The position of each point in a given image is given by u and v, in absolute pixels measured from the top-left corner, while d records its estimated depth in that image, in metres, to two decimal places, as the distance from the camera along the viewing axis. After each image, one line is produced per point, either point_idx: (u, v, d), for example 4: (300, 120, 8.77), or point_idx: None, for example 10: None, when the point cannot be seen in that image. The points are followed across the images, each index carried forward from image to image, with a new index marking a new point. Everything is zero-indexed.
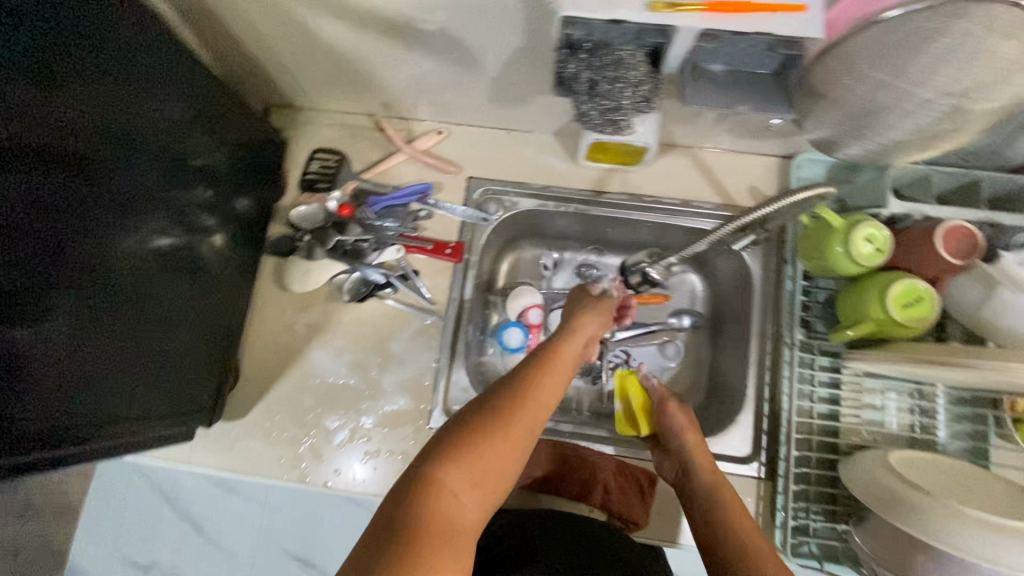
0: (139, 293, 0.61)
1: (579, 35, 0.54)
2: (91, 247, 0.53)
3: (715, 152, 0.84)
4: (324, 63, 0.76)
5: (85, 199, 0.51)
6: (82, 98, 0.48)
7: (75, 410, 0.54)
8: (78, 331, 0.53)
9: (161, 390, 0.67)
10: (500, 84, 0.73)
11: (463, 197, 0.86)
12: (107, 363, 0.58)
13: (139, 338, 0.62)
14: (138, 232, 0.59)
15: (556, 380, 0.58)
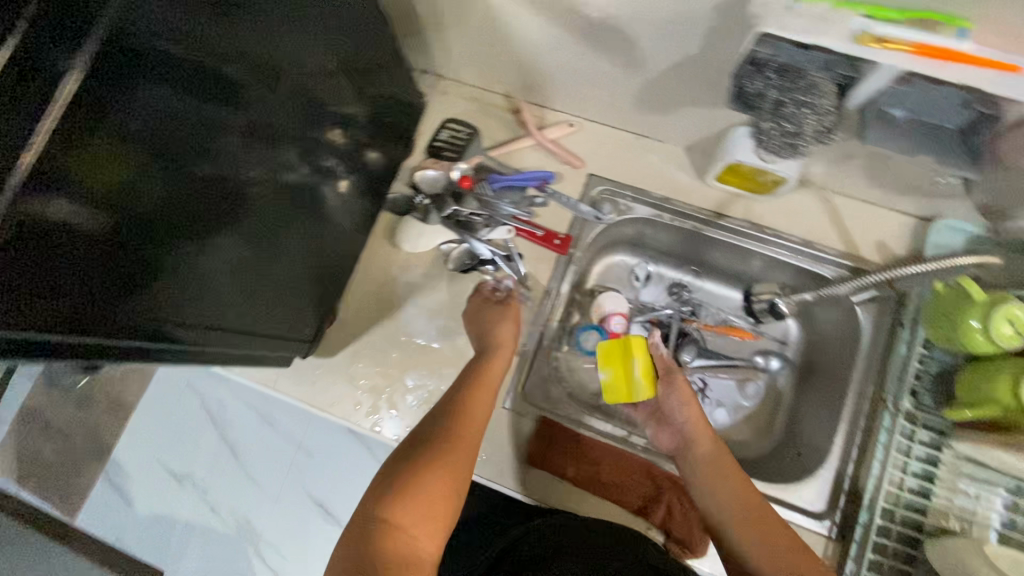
0: (265, 220, 0.61)
1: (767, 54, 0.53)
2: (242, 152, 0.52)
3: (848, 199, 0.81)
4: (483, 36, 0.78)
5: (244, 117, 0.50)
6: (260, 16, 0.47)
7: (190, 313, 0.53)
8: (216, 232, 0.52)
9: (265, 310, 0.67)
10: (653, 88, 0.73)
11: (581, 193, 0.86)
12: (227, 282, 0.57)
13: (259, 253, 0.61)
14: (277, 160, 0.59)
15: (472, 428, 0.68)
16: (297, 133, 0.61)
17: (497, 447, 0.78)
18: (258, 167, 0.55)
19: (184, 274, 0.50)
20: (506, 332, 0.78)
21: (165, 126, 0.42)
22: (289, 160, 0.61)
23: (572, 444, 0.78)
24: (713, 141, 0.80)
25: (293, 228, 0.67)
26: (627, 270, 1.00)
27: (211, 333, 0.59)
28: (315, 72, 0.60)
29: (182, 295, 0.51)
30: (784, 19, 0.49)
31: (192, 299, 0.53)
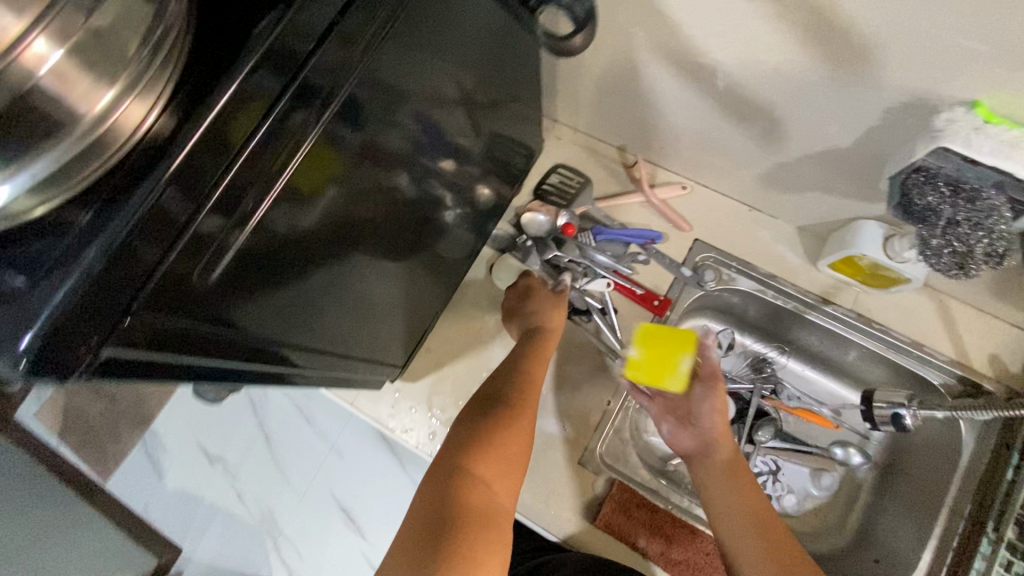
0: (388, 246, 0.62)
1: (936, 166, 0.52)
2: (385, 183, 0.53)
3: (964, 306, 0.79)
4: (616, 91, 0.78)
5: (386, 160, 0.51)
6: (409, 67, 0.48)
7: (321, 335, 0.55)
8: (352, 263, 0.53)
9: (368, 334, 0.69)
10: (784, 168, 0.73)
11: (684, 256, 0.86)
12: (350, 305, 0.59)
13: (377, 279, 0.63)
14: (405, 194, 0.60)
15: (530, 407, 0.67)
16: (425, 163, 0.62)
17: (570, 503, 0.77)
18: (393, 198, 0.57)
19: (322, 306, 0.52)
20: (555, 312, 0.79)
21: (343, 168, 0.43)
22: (416, 190, 0.63)
23: (646, 514, 0.75)
24: (831, 227, 0.79)
25: (406, 259, 0.69)
26: (710, 334, 0.97)
27: (325, 357, 0.60)
28: (448, 107, 0.61)
29: (316, 323, 0.53)
30: (971, 139, 0.48)
31: (321, 328, 0.54)
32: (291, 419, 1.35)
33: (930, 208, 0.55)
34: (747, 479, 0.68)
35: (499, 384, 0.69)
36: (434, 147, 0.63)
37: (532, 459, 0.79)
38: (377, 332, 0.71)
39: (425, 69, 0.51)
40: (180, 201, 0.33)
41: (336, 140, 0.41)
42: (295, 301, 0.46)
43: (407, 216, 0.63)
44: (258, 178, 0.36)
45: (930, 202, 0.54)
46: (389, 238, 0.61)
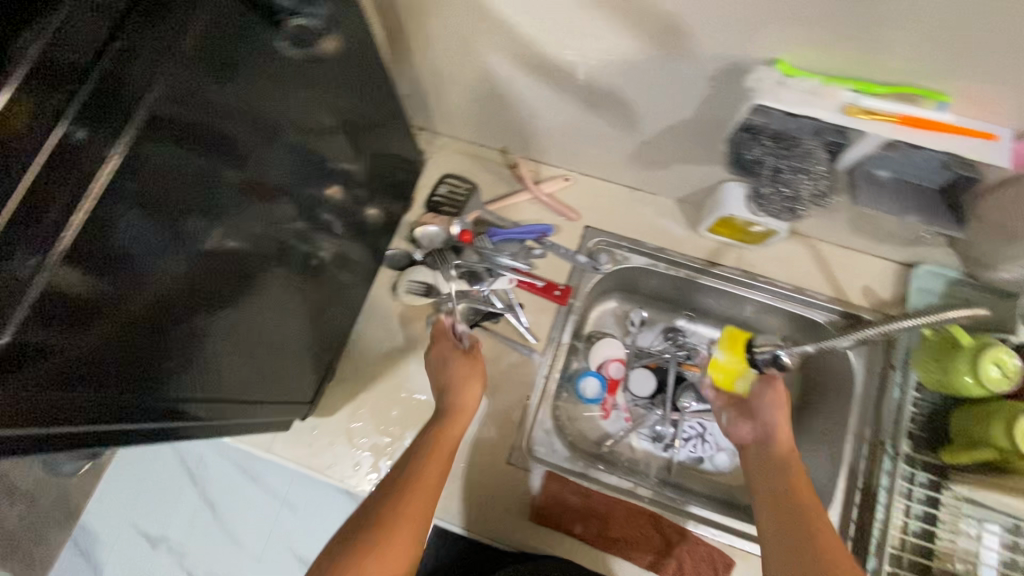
0: (270, 281, 0.58)
1: (761, 121, 0.56)
2: (254, 214, 0.51)
3: (833, 247, 0.85)
4: (481, 96, 0.80)
5: (255, 189, 0.49)
6: (274, 97, 0.48)
7: (198, 382, 0.50)
8: (228, 306, 0.50)
9: (268, 374, 0.65)
10: (646, 147, 0.77)
11: (578, 244, 0.88)
12: (234, 347, 0.54)
13: (268, 317, 0.60)
14: (288, 225, 0.58)
15: (425, 490, 0.61)
16: (303, 189, 0.60)
17: (503, 506, 0.77)
18: (268, 228, 0.54)
19: (199, 356, 0.49)
20: (469, 394, 0.72)
21: (187, 195, 0.40)
22: (297, 218, 0.61)
23: (580, 500, 0.77)
24: (703, 195, 0.84)
25: (299, 292, 0.67)
26: (623, 316, 1.03)
27: (220, 406, 0.57)
28: (319, 125, 0.59)
29: (196, 374, 0.49)
30: (780, 93, 0.52)
31: (204, 379, 0.51)
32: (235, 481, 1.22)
33: (756, 161, 0.59)
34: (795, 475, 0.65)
35: (387, 484, 0.62)
36: (311, 172, 0.61)
37: (460, 469, 0.78)
38: (279, 371, 0.67)
39: (286, 89, 0.49)
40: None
41: (172, 164, 0.38)
42: (163, 360, 0.43)
43: (291, 246, 0.61)
44: (59, 199, 0.32)
45: (755, 154, 0.58)
46: (271, 273, 0.58)
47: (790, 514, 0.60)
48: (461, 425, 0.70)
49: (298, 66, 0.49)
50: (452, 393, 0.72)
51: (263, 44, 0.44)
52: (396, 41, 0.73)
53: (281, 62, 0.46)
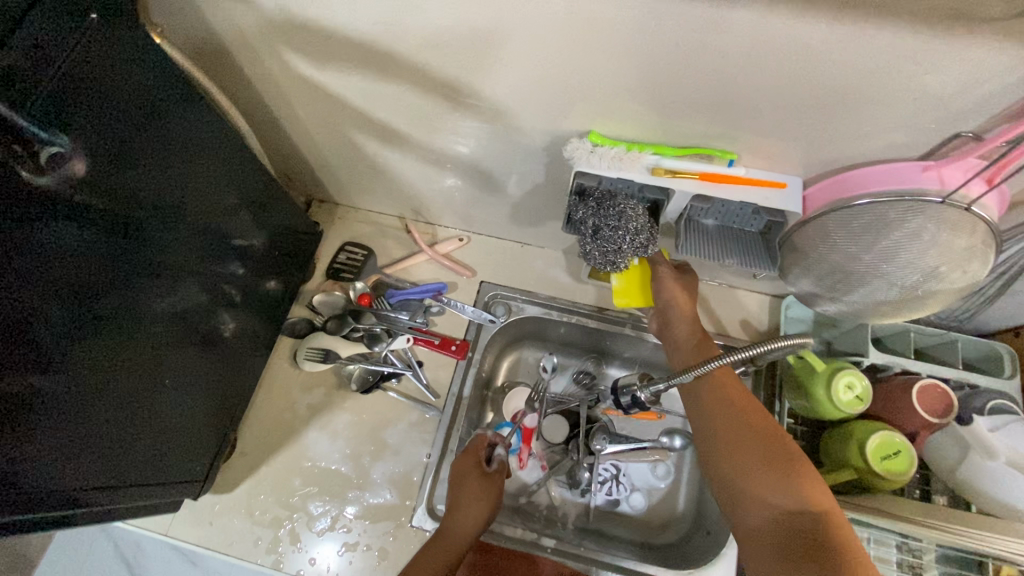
0: (152, 349, 0.63)
1: (590, 184, 0.62)
2: (106, 309, 0.54)
3: (711, 285, 0.91)
4: (365, 170, 0.85)
5: (122, 261, 0.55)
6: (141, 181, 0.54)
7: (62, 452, 0.53)
8: (82, 398, 0.54)
9: (158, 446, 0.68)
10: (520, 207, 0.82)
11: (474, 300, 0.92)
12: (107, 412, 0.58)
13: (147, 390, 0.64)
14: (168, 294, 0.63)
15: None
16: (179, 268, 0.64)
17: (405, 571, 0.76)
18: (134, 306, 0.58)
19: (54, 453, 0.52)
20: (464, 518, 0.72)
21: (27, 274, 0.45)
22: (175, 293, 0.65)
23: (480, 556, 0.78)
24: None
25: (186, 360, 0.70)
26: (535, 363, 1.05)
27: (104, 486, 0.61)
28: (180, 206, 0.61)
29: (57, 468, 0.53)
30: (591, 160, 0.59)
31: (70, 468, 0.55)
32: (174, 565, 1.06)
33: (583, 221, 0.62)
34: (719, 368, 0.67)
35: None
36: (205, 250, 0.68)
37: (361, 539, 0.78)
38: (171, 440, 0.70)
39: (157, 174, 0.56)
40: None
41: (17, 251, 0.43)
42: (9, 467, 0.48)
43: (180, 316, 0.66)
44: None
45: (581, 215, 0.61)
46: (146, 352, 0.62)
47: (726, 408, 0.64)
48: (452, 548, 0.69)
49: (82, 188, 0.47)
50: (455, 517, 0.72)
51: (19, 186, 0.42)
52: (275, 128, 0.78)
53: (56, 192, 0.45)
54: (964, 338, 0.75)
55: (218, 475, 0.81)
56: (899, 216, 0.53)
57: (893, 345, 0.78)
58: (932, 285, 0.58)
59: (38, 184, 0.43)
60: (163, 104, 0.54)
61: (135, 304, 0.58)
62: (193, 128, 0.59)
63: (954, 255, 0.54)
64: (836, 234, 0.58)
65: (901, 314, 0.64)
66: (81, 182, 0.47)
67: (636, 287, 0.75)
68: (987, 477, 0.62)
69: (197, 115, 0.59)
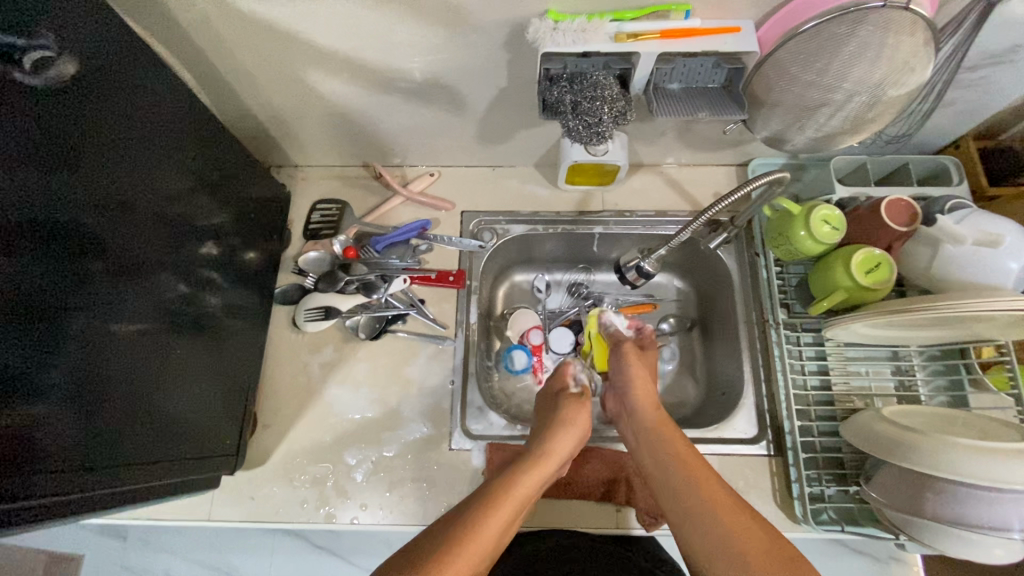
0: (148, 337, 0.61)
1: (557, 69, 0.64)
2: (68, 276, 0.50)
3: (679, 168, 0.95)
4: (322, 117, 0.83)
5: (100, 231, 0.53)
6: (108, 139, 0.53)
7: (85, 414, 0.52)
8: (63, 370, 0.49)
9: (169, 437, 0.65)
10: (486, 122, 0.82)
11: (459, 230, 0.93)
12: (117, 386, 0.56)
13: (142, 384, 0.60)
14: (152, 281, 0.61)
15: (486, 539, 0.53)
16: (146, 258, 0.60)
17: (458, 492, 0.78)
18: (117, 277, 0.56)
19: (52, 418, 0.48)
20: (563, 442, 0.68)
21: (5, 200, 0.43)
22: (148, 290, 0.61)
23: None
24: (554, 153, 0.91)
25: (169, 362, 0.65)
26: (528, 286, 1.06)
27: (106, 473, 0.55)
28: (140, 193, 0.58)
29: (77, 430, 0.51)
30: (554, 38, 0.60)
31: (61, 447, 0.49)
32: None
33: (558, 101, 0.64)
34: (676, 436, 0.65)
35: (470, 499, 0.58)
36: (180, 234, 0.66)
37: (406, 473, 0.79)
38: (192, 424, 0.69)
39: (127, 133, 0.56)
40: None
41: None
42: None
43: (163, 308, 0.64)
44: None
45: (558, 96, 0.64)
46: (124, 350, 0.57)
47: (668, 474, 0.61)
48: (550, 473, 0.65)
49: (63, 114, 0.48)
50: (552, 437, 0.68)
51: (5, 79, 0.43)
52: (221, 86, 0.75)
53: (38, 98, 0.46)
54: (915, 159, 0.81)
55: (248, 451, 0.81)
56: (848, 30, 0.56)
57: (854, 182, 0.84)
58: (885, 96, 0.62)
59: (31, 85, 0.45)
60: (127, 57, 0.55)
61: (91, 275, 0.52)
62: (156, 92, 0.60)
63: (900, 59, 0.58)
64: (792, 65, 0.60)
65: (860, 134, 0.69)
66: (67, 97, 0.48)
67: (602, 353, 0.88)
68: (956, 264, 0.69)
69: (166, 88, 0.61)
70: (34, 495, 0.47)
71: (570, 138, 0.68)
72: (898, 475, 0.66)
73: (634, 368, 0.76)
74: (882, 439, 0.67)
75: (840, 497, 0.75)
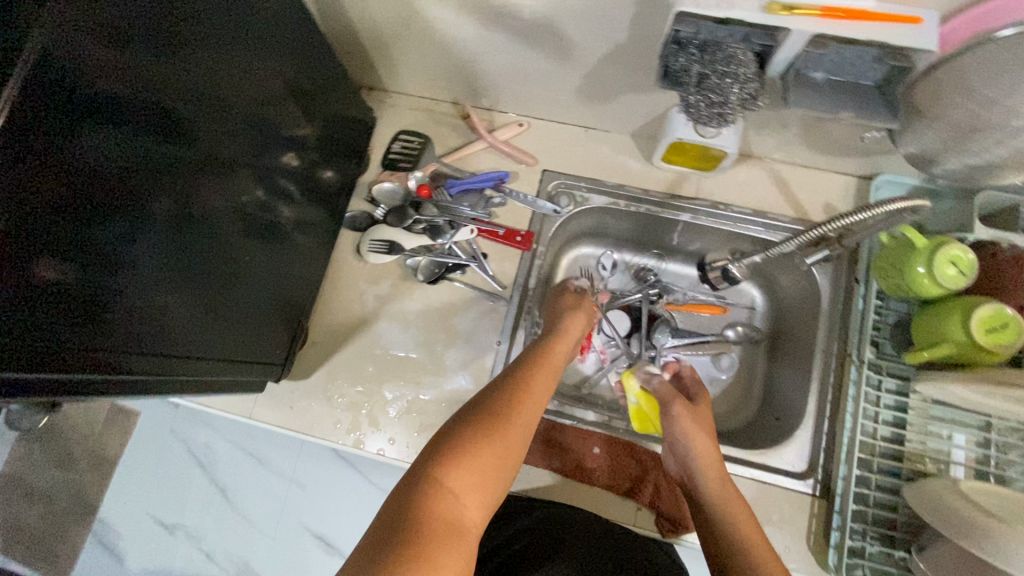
0: (223, 228, 0.62)
1: (688, 32, 0.56)
2: (164, 158, 0.50)
3: (792, 168, 0.85)
4: (421, 43, 0.79)
5: (197, 118, 0.53)
6: (215, 26, 0.53)
7: (158, 296, 0.54)
8: (143, 247, 0.51)
9: (224, 333, 0.67)
10: (592, 78, 0.76)
11: (537, 189, 0.88)
12: (195, 267, 0.59)
13: (214, 265, 0.62)
14: (233, 181, 0.62)
15: (516, 425, 0.58)
16: (231, 158, 0.60)
17: None
18: (205, 168, 0.56)
19: (133, 292, 0.51)
20: (552, 351, 0.71)
21: (117, 69, 0.43)
22: (230, 187, 0.61)
23: (554, 435, 0.78)
24: (656, 124, 0.83)
25: (231, 268, 0.65)
26: (592, 260, 1.01)
27: (167, 355, 0.58)
28: (235, 89, 0.58)
29: (153, 305, 0.54)
30: None
31: (131, 322, 0.51)
32: (248, 464, 1.29)
33: (682, 71, 0.58)
34: (743, 508, 0.62)
35: (502, 385, 0.63)
36: (267, 140, 0.66)
37: (437, 420, 0.80)
38: (248, 326, 0.71)
39: (234, 24, 0.55)
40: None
41: (113, 36, 0.43)
42: (89, 277, 0.45)
43: (238, 208, 0.64)
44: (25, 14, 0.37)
45: (682, 64, 0.57)
46: (200, 238, 0.59)
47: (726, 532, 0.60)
48: (529, 417, 0.61)
49: None
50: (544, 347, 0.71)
51: None
52: None
53: None
54: None
55: (295, 362, 0.84)
56: None
57: (997, 223, 0.72)
58: None
59: None
60: None
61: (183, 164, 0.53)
62: None
63: None
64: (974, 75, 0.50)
65: None
66: None
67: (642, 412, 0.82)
68: None
69: None
70: (107, 364, 0.50)
71: (686, 113, 0.62)
72: (958, 556, 0.60)
73: (690, 432, 0.70)
74: (952, 515, 0.60)
75: (881, 558, 0.69)
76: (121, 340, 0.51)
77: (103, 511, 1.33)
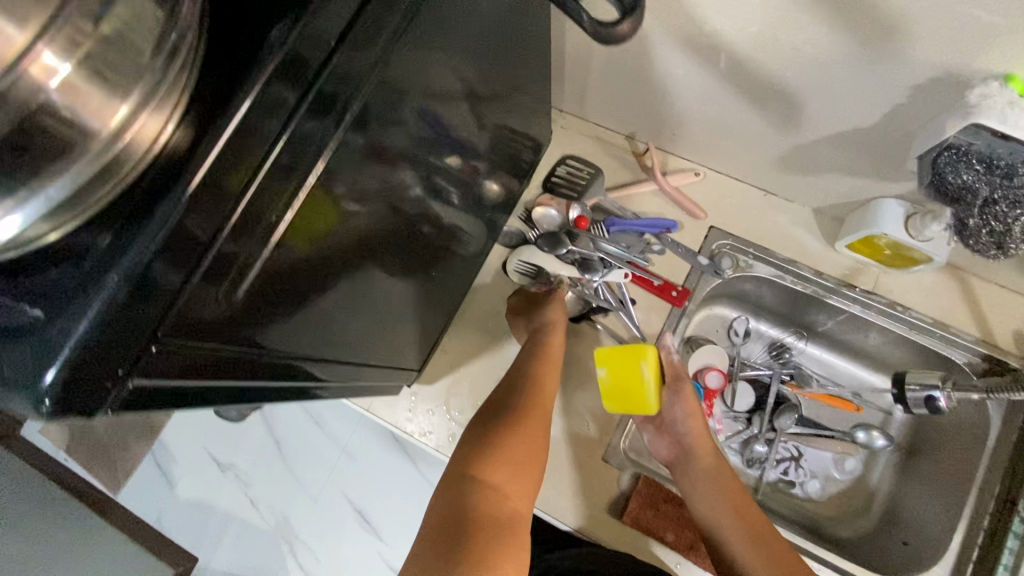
0: (412, 237, 0.58)
1: (973, 145, 0.52)
2: (389, 171, 0.47)
3: (986, 285, 0.78)
4: (627, 75, 0.76)
5: (419, 130, 0.49)
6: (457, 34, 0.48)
7: (352, 304, 0.52)
8: (356, 265, 0.49)
9: (382, 340, 0.64)
10: (803, 150, 0.71)
11: (699, 245, 0.84)
12: (384, 275, 0.56)
13: (398, 272, 0.59)
14: (428, 193, 0.57)
15: (531, 428, 0.66)
16: (432, 170, 0.56)
17: (597, 501, 0.75)
18: (414, 179, 0.52)
19: (334, 304, 0.48)
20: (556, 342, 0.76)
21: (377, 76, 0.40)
22: (425, 199, 0.58)
23: (675, 508, 0.73)
24: (850, 208, 0.78)
25: (409, 282, 0.64)
26: (725, 323, 0.95)
27: (341, 361, 0.56)
28: (454, 98, 0.54)
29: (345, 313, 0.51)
30: (1006, 114, 0.48)
31: (325, 331, 0.49)
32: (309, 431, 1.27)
33: (965, 187, 0.55)
34: (732, 480, 0.71)
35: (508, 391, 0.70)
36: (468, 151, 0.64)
37: (553, 458, 0.77)
38: (400, 332, 0.69)
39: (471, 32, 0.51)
40: (180, 133, 0.34)
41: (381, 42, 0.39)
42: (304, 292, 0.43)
43: (427, 217, 0.61)
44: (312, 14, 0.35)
45: (965, 179, 0.54)
46: (393, 251, 0.55)
47: (711, 500, 0.69)
48: (539, 420, 0.68)
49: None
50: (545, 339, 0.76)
51: None
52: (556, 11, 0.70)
53: None
54: None
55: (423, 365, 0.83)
56: None
57: None
58: None
59: None
60: None
61: (406, 184, 0.51)
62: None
63: None
64: None
65: None
66: None
67: (621, 387, 0.73)
68: None
69: None
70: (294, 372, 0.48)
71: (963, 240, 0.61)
72: None
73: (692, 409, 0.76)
74: None
75: None
76: (314, 348, 0.49)
77: (164, 435, 1.33)
